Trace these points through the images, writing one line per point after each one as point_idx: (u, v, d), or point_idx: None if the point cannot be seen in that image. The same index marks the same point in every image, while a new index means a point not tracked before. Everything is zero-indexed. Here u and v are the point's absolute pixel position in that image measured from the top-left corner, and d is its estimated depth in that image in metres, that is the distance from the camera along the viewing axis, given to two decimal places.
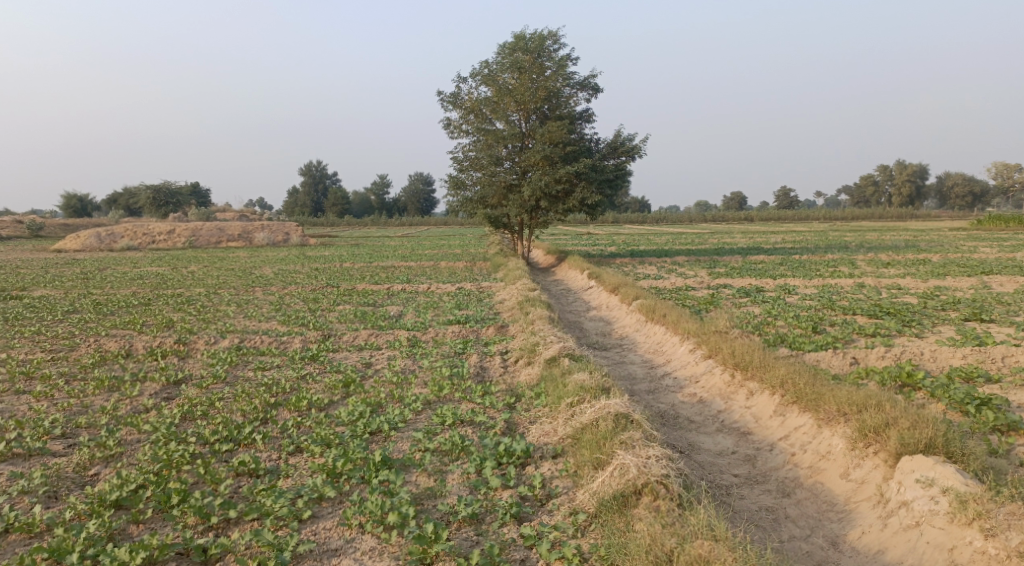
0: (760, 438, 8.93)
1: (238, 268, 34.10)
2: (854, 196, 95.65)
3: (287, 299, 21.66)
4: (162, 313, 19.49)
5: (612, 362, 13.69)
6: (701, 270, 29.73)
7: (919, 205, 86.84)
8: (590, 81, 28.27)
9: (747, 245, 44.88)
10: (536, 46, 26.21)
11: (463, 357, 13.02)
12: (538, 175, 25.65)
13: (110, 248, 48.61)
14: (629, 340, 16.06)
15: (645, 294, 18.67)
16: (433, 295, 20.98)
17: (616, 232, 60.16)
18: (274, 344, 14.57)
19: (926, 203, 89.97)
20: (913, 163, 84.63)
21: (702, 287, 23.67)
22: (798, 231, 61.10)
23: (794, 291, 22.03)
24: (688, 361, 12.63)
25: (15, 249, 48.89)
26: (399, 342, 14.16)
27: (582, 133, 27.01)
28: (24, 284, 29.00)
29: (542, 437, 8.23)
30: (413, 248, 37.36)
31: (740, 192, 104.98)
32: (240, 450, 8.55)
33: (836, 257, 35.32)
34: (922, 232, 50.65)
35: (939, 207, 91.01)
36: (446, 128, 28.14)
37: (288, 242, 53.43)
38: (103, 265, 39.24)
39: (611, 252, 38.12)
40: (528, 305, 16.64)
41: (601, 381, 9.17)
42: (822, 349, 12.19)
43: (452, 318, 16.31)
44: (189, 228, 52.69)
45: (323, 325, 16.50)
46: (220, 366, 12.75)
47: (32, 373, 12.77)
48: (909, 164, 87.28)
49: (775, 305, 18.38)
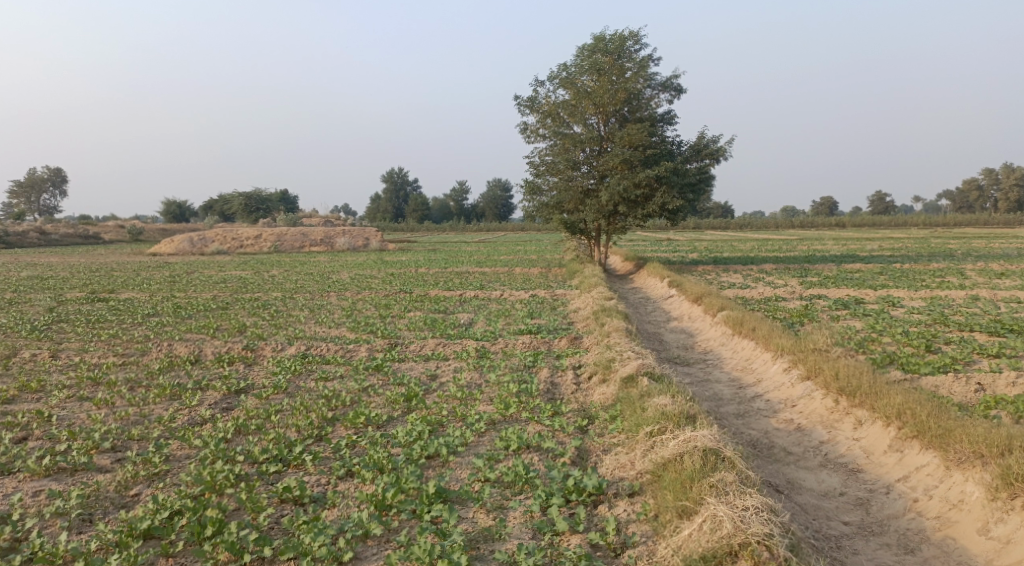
0: (873, 478, 7.82)
1: (316, 272, 34.04)
2: (955, 201, 90.73)
3: (361, 305, 21.14)
4: (236, 318, 19.18)
5: (696, 381, 12.62)
6: (792, 279, 28.17)
7: None
8: (673, 81, 27.08)
9: (842, 253, 42.60)
10: (617, 47, 25.16)
11: (533, 371, 12.12)
12: (617, 180, 24.64)
13: (200, 252, 49.67)
14: (714, 354, 14.94)
15: (732, 305, 17.47)
16: (507, 303, 20.17)
17: (701, 238, 58.41)
18: (341, 353, 13.89)
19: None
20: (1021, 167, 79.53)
21: (794, 297, 22.24)
22: (896, 238, 57.90)
23: (899, 303, 20.40)
24: (782, 382, 11.50)
25: (113, 252, 50.61)
26: (468, 354, 13.33)
27: (664, 136, 25.80)
28: (113, 286, 29.43)
29: (616, 471, 7.26)
30: (490, 254, 36.74)
31: (831, 198, 101.04)
32: (289, 472, 7.60)
33: (941, 266, 33.09)
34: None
35: None
36: (522, 133, 27.35)
37: (368, 248, 53.65)
38: (190, 268, 39.93)
39: (694, 259, 36.67)
40: (604, 315, 15.65)
41: (686, 406, 8.11)
42: (940, 372, 10.90)
43: (524, 328, 15.43)
44: (275, 233, 53.47)
45: (392, 333, 15.80)
46: (283, 375, 12.05)
47: (98, 378, 12.18)
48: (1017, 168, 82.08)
49: (877, 320, 16.93)
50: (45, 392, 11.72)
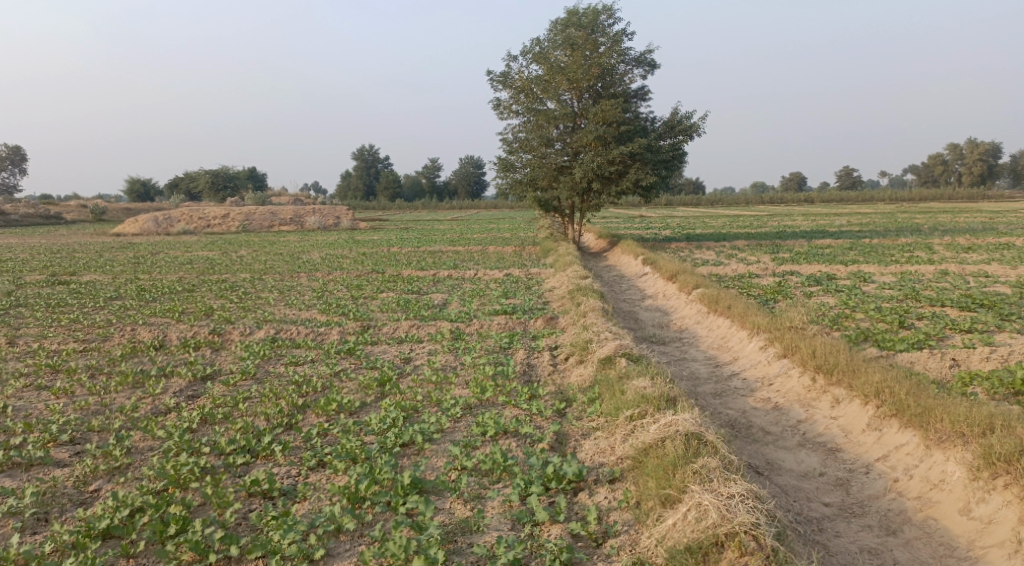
0: (852, 457, 7.77)
1: (286, 252, 33.53)
2: (921, 176, 91.74)
3: (331, 286, 20.79)
4: (203, 301, 18.75)
5: (673, 360, 12.52)
6: (764, 255, 28.22)
7: (990, 185, 82.83)
8: (646, 57, 26.84)
9: (812, 228, 42.85)
10: (590, 21, 24.92)
11: (508, 353, 11.93)
12: (590, 156, 24.42)
13: (166, 232, 48.78)
14: (689, 332, 14.86)
15: (706, 283, 17.39)
16: (480, 282, 19.96)
17: (671, 215, 58.48)
18: (312, 336, 13.59)
19: (998, 181, 85.91)
20: (984, 141, 80.59)
21: (767, 274, 22.26)
22: (862, 213, 58.46)
23: (870, 279, 20.49)
24: (758, 361, 11.43)
25: (76, 233, 49.56)
26: (441, 336, 13.10)
27: (638, 112, 25.58)
28: (76, 268, 28.72)
29: (596, 456, 7.15)
30: (462, 232, 36.45)
31: (799, 174, 101.77)
32: (257, 463, 7.39)
33: (909, 241, 33.39)
34: (997, 214, 47.88)
35: (1011, 187, 86.91)
36: (496, 108, 26.99)
37: (338, 226, 53.03)
38: (156, 249, 39.13)
39: (666, 235, 36.65)
40: (579, 294, 15.49)
41: (666, 389, 7.97)
42: (916, 349, 10.87)
43: (499, 308, 15.21)
44: (243, 212, 52.64)
45: (364, 315, 15.51)
46: (252, 360, 11.74)
47: (59, 366, 11.78)
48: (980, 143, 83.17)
49: (851, 296, 16.95)
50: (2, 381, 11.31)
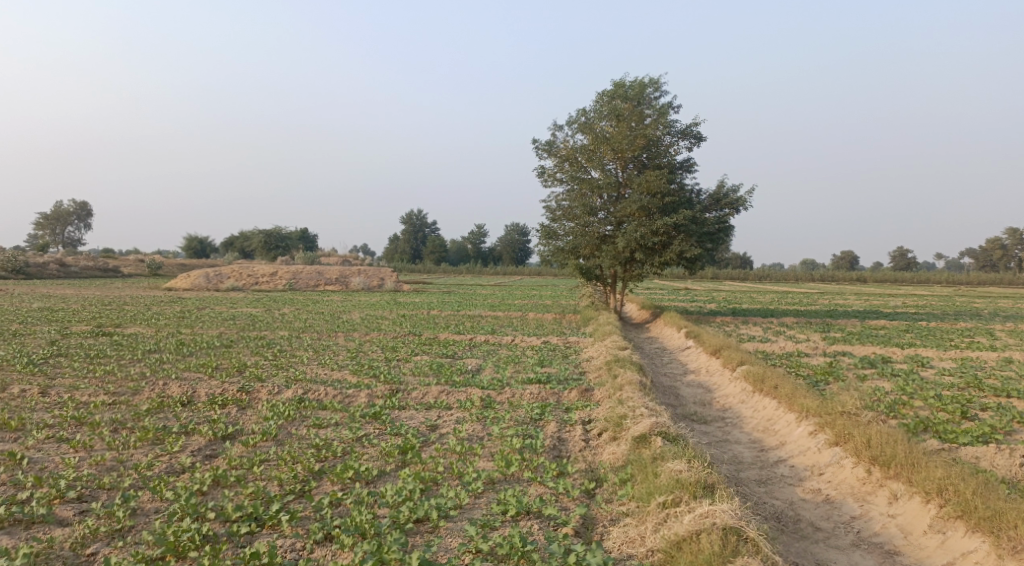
0: (912, 562, 7.36)
1: (328, 312, 33.51)
2: (978, 259, 89.41)
3: (367, 347, 20.51)
4: (238, 357, 18.55)
5: (714, 441, 11.84)
6: (814, 334, 27.32)
7: None
8: (692, 129, 26.65)
9: (864, 308, 41.60)
10: (636, 94, 24.81)
11: (539, 425, 11.38)
12: (634, 227, 24.10)
13: (215, 288, 49.43)
14: (733, 412, 14.14)
15: (752, 360, 16.68)
16: (518, 349, 19.50)
17: (718, 288, 57.62)
18: (339, 398, 13.20)
19: None
20: None
21: (817, 353, 21.45)
22: (918, 295, 56.76)
23: (928, 364, 19.54)
24: (806, 447, 10.73)
25: (129, 285, 50.48)
26: (471, 404, 12.61)
27: (683, 184, 25.22)
28: (121, 320, 28.98)
29: (625, 547, 6.65)
30: (504, 298, 36.13)
31: (851, 253, 100.00)
32: (263, 533, 6.98)
33: (968, 326, 32.13)
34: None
35: None
36: (540, 176, 26.92)
37: (383, 288, 53.21)
38: (203, 304, 39.54)
39: (712, 309, 35.85)
40: (618, 366, 14.92)
41: (703, 474, 7.37)
42: (979, 442, 10.07)
43: (533, 377, 14.69)
44: (291, 270, 53.24)
45: (395, 378, 15.10)
46: (275, 420, 11.36)
47: (82, 419, 11.54)
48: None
49: (906, 381, 16.08)
50: (24, 431, 11.10)
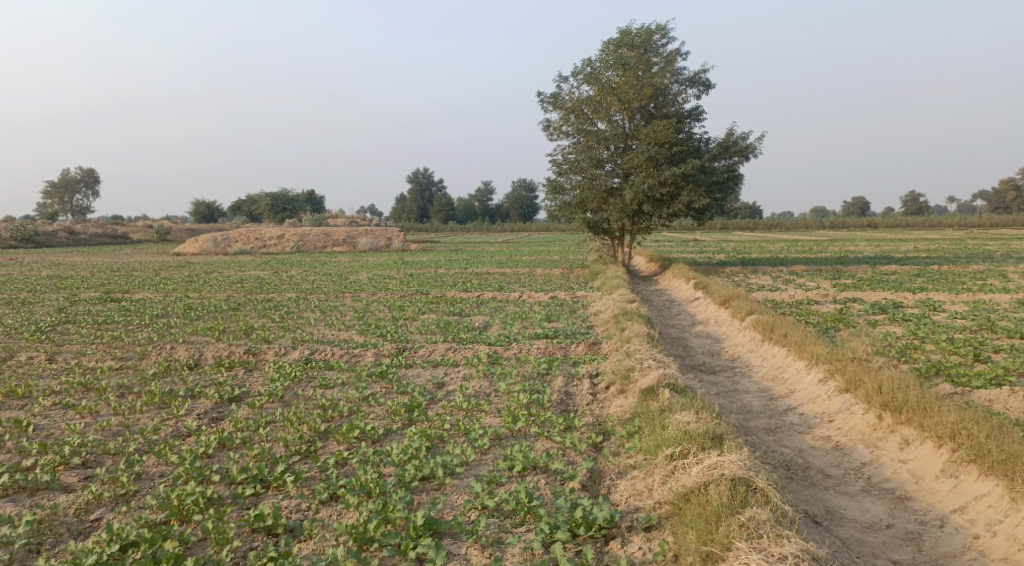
0: (924, 508, 7.25)
1: (335, 272, 33.43)
2: (991, 202, 88.44)
3: (374, 307, 20.44)
4: (245, 320, 18.52)
5: (723, 391, 11.75)
6: (824, 281, 27.10)
7: None
8: (700, 77, 26.18)
9: (875, 254, 41.28)
10: (643, 41, 24.32)
11: (546, 380, 11.31)
12: (641, 178, 23.79)
13: (224, 251, 49.43)
14: (742, 361, 14.05)
15: (761, 309, 16.54)
16: (525, 305, 19.39)
17: (727, 239, 57.27)
18: (346, 358, 13.15)
19: None
20: None
21: (827, 300, 21.27)
22: (929, 239, 56.26)
23: (940, 308, 19.34)
24: (816, 395, 10.62)
25: (138, 252, 50.51)
26: (478, 360, 12.54)
27: (691, 133, 24.84)
28: (130, 285, 28.99)
29: (632, 500, 6.61)
30: (511, 254, 35.94)
31: (861, 199, 99.07)
32: (268, 495, 6.97)
33: (980, 269, 31.83)
34: None
35: None
36: (545, 129, 26.55)
37: (391, 248, 53.09)
38: (211, 268, 39.55)
39: (720, 259, 35.62)
40: (625, 318, 14.80)
41: (712, 424, 7.28)
42: (993, 385, 9.94)
43: (540, 332, 14.60)
44: (299, 232, 53.15)
45: (402, 336, 15.04)
46: (281, 382, 11.31)
47: (89, 384, 11.52)
48: None
49: (917, 326, 15.93)
50: (32, 398, 11.10)
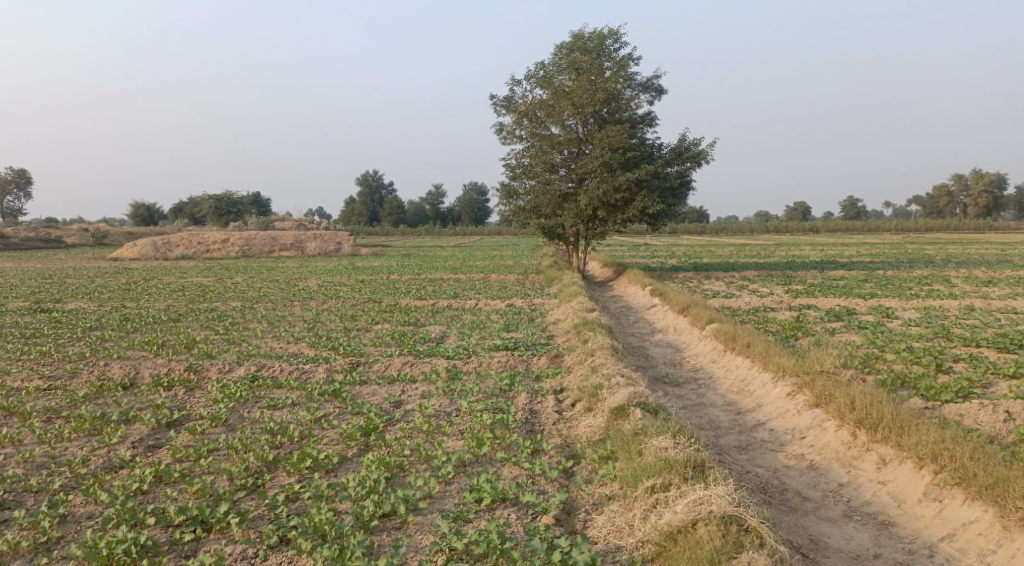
0: (910, 535, 7.14)
1: (282, 279, 32.46)
2: (926, 207, 90.82)
3: (324, 317, 19.73)
4: (187, 332, 17.65)
5: (689, 405, 11.40)
6: (777, 287, 27.16)
7: (997, 217, 81.71)
8: (653, 82, 26.02)
9: (822, 258, 41.73)
10: (596, 46, 24.01)
11: (509, 397, 10.82)
12: (595, 183, 23.49)
13: (165, 257, 47.87)
14: (705, 372, 13.74)
15: (721, 318, 16.28)
16: (480, 314, 18.89)
17: (675, 243, 57.54)
18: (295, 375, 12.47)
19: (1005, 214, 84.87)
20: (991, 173, 79.53)
21: (782, 307, 21.24)
22: (869, 243, 57.34)
23: (895, 315, 19.42)
24: (785, 410, 10.32)
25: (74, 257, 48.61)
26: (436, 376, 12.00)
27: (645, 138, 24.62)
28: (64, 295, 27.64)
29: (613, 537, 6.45)
30: (464, 259, 35.40)
31: (803, 203, 100.89)
32: (209, 540, 6.54)
33: (926, 273, 32.31)
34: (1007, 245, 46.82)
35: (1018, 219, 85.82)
36: (499, 133, 26.12)
37: (340, 252, 52.07)
38: (151, 275, 38.12)
39: (673, 264, 35.57)
40: (586, 329, 14.40)
41: (692, 453, 7.12)
42: (962, 399, 9.73)
43: (499, 343, 14.11)
44: (244, 236, 51.82)
45: (354, 349, 14.41)
46: (225, 402, 10.61)
47: (14, 408, 10.68)
48: (986, 175, 82.17)
49: (875, 335, 15.86)
50: None
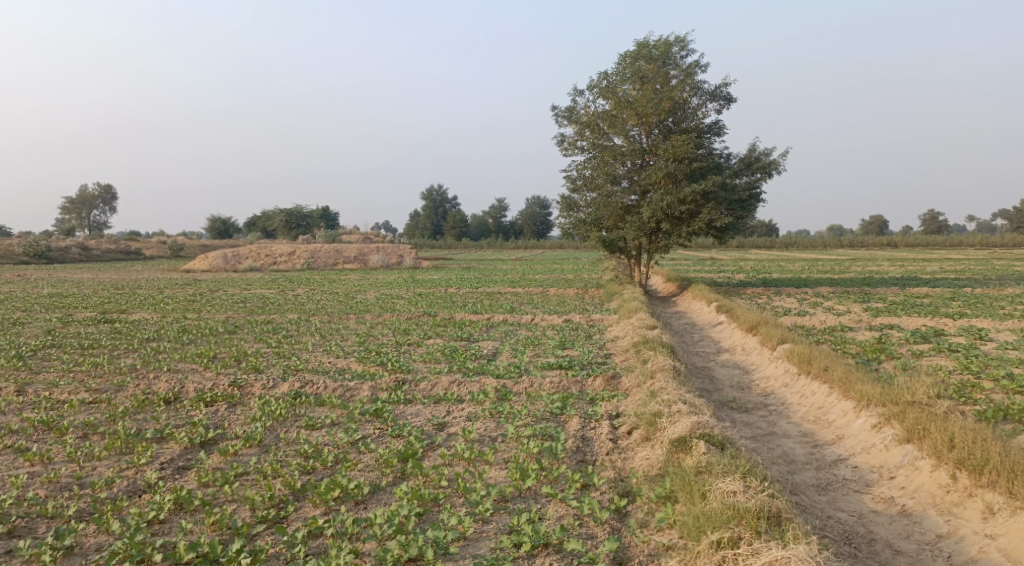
0: None
1: (343, 292, 32.23)
2: (1011, 222, 86.39)
3: (378, 331, 19.18)
4: (239, 345, 17.27)
5: (759, 435, 10.39)
6: (854, 304, 25.67)
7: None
8: (721, 91, 25.01)
9: (900, 275, 39.60)
10: (662, 54, 23.14)
11: (560, 422, 9.99)
12: (659, 195, 22.52)
13: (234, 269, 48.49)
14: (777, 397, 12.67)
15: (794, 337, 15.18)
16: (537, 329, 18.10)
17: (745, 258, 55.72)
18: (339, 392, 11.84)
19: None
20: None
21: (861, 326, 19.90)
22: (952, 260, 54.41)
23: (987, 337, 17.99)
24: (871, 445, 9.32)
25: (149, 269, 49.72)
26: (484, 397, 11.24)
27: (711, 149, 23.54)
28: (129, 306, 27.79)
29: None
30: (525, 273, 34.73)
31: (879, 218, 97.27)
32: None
33: (1016, 292, 30.25)
34: None
35: None
36: (560, 144, 25.37)
37: (402, 266, 52.00)
38: (217, 286, 38.44)
39: (741, 280, 34.17)
40: (647, 348, 13.47)
41: (766, 502, 6.48)
42: None
43: (553, 361, 13.27)
44: (309, 249, 52.24)
45: (403, 366, 13.75)
46: (262, 421, 9.99)
47: (52, 423, 10.29)
48: None
49: (966, 359, 14.53)
50: None
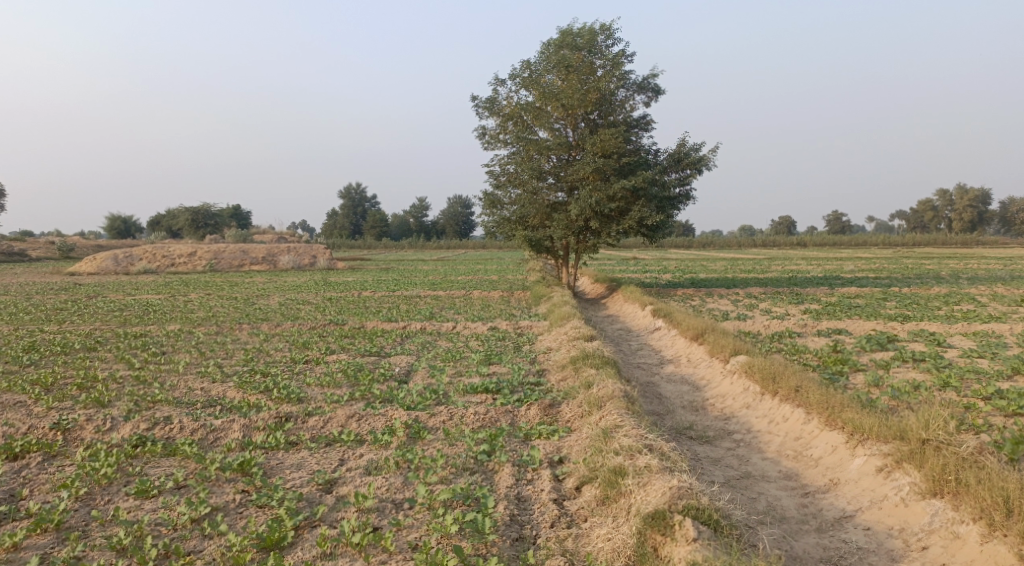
0: None
1: (242, 297, 28.90)
2: (911, 222, 88.53)
3: (271, 346, 16.30)
4: (94, 366, 14.18)
5: (734, 479, 8.20)
6: (792, 306, 24.15)
7: (981, 232, 79.06)
8: (649, 83, 23.08)
9: (824, 274, 38.78)
10: (587, 42, 21.07)
11: (487, 475, 7.63)
12: (587, 192, 20.34)
13: (126, 271, 44.20)
14: (740, 423, 10.57)
15: (749, 348, 13.14)
16: (456, 341, 15.62)
17: (666, 257, 54.48)
18: (199, 435, 9.10)
19: (991, 231, 82.71)
20: (974, 187, 77.24)
21: (808, 332, 18.22)
22: (861, 259, 54.34)
23: (944, 341, 16.52)
24: (882, 497, 7.33)
25: (31, 272, 44.99)
26: (389, 438, 8.76)
27: (640, 143, 21.60)
28: None
29: None
30: (447, 274, 32.12)
31: (787, 218, 98.59)
32: None
33: (944, 291, 29.40)
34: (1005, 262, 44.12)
35: (1003, 234, 83.71)
36: (481, 137, 23.02)
37: (315, 266, 48.65)
38: (99, 291, 34.36)
39: (669, 280, 32.45)
40: (590, 367, 11.18)
41: None
42: None
43: (477, 384, 10.85)
44: (212, 249, 48.33)
45: (293, 393, 11.10)
46: (73, 487, 7.26)
47: None
48: (970, 189, 79.83)
49: (939, 370, 12.77)
50: None
